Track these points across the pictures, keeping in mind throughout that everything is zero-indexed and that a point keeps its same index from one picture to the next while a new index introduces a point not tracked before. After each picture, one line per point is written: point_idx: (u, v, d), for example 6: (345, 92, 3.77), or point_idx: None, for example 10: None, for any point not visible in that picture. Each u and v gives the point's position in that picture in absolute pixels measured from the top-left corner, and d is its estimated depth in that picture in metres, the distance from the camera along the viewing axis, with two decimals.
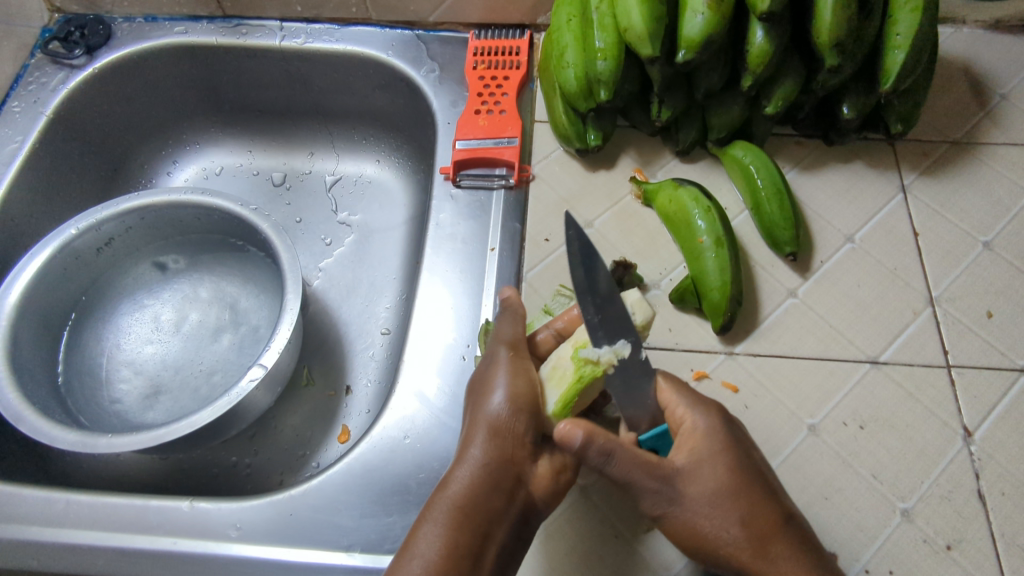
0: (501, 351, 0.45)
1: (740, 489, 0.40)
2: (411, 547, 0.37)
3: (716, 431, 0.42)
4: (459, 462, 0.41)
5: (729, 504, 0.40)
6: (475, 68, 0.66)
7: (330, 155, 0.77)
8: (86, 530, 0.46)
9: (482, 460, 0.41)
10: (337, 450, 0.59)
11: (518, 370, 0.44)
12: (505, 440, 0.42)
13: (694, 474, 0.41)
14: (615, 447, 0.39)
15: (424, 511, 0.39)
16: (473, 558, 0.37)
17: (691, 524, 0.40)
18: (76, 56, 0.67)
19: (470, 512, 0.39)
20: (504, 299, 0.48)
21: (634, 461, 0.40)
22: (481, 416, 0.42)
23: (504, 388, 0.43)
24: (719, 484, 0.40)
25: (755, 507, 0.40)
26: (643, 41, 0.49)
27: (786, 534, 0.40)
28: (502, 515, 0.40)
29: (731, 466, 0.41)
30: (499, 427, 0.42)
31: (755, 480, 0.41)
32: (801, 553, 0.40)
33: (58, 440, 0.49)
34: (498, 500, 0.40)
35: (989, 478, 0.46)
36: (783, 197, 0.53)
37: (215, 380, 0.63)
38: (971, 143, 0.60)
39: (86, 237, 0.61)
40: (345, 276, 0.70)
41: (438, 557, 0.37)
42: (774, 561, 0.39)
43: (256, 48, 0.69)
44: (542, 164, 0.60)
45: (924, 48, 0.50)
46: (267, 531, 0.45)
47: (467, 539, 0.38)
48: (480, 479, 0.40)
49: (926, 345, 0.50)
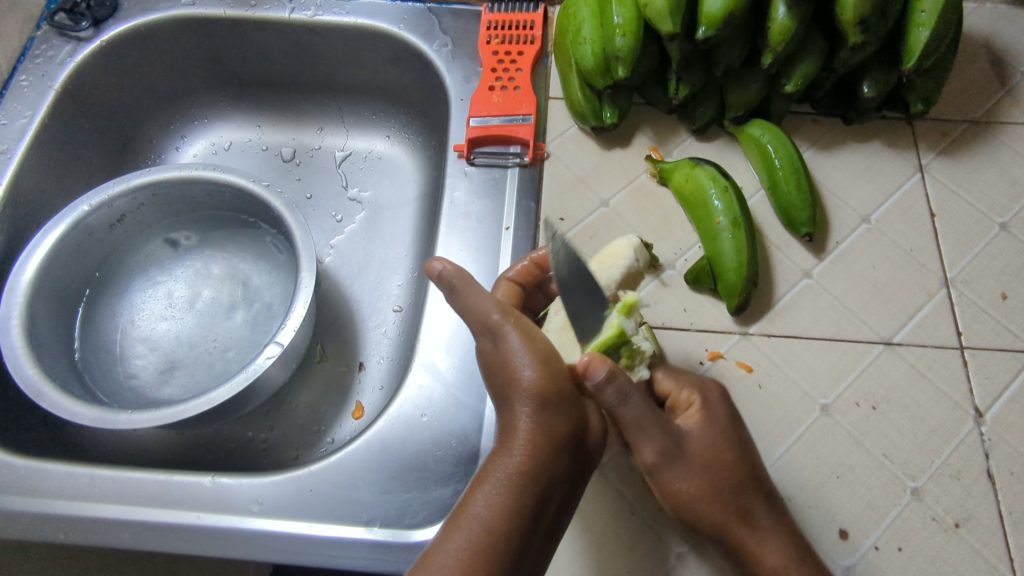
0: (495, 318, 0.42)
1: (736, 462, 0.42)
2: (468, 508, 0.38)
3: (716, 409, 0.44)
4: (507, 430, 0.41)
5: (723, 474, 0.42)
6: (488, 43, 0.65)
7: (339, 131, 0.76)
8: (111, 503, 0.47)
9: (536, 424, 0.40)
10: (351, 426, 0.60)
11: (539, 338, 0.43)
12: (550, 402, 0.41)
13: (695, 441, 0.43)
14: (632, 390, 0.40)
15: (478, 477, 0.39)
16: (535, 517, 0.38)
17: (683, 485, 0.42)
18: (82, 28, 0.65)
19: (526, 474, 0.38)
20: (440, 273, 0.44)
21: (644, 410, 0.41)
22: (518, 384, 0.41)
23: (535, 358, 0.41)
24: (718, 455, 0.42)
25: (747, 480, 0.42)
26: (663, 16, 0.48)
27: (771, 508, 0.42)
28: (559, 473, 0.39)
29: (729, 441, 0.43)
30: (542, 390, 0.41)
31: (748, 458, 0.43)
32: (783, 526, 0.42)
33: (78, 416, 0.50)
34: (555, 461, 0.39)
35: (998, 458, 0.46)
36: (800, 176, 0.53)
37: (229, 357, 0.63)
38: (990, 123, 0.59)
39: (98, 214, 0.60)
40: (356, 253, 0.70)
41: (500, 518, 0.37)
42: (757, 529, 0.41)
43: (265, 21, 0.68)
44: (557, 142, 0.60)
45: (949, 25, 0.49)
46: (290, 506, 0.46)
47: (526, 501, 0.38)
48: (533, 443, 0.39)
49: (939, 326, 0.51)
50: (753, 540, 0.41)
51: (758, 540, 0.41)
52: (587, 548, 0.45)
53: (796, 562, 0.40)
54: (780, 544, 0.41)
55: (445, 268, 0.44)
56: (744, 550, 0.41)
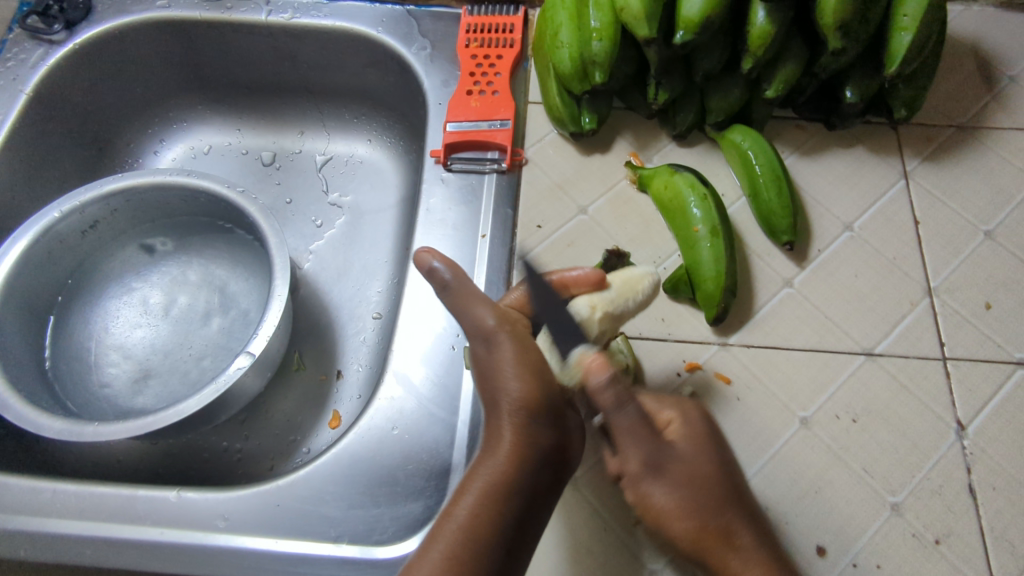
0: (492, 326, 0.41)
1: (721, 482, 0.40)
2: (451, 517, 0.37)
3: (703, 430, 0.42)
4: (488, 438, 0.40)
5: (703, 491, 0.39)
6: (467, 46, 0.64)
7: (320, 134, 0.75)
8: (74, 519, 0.46)
9: (518, 437, 0.39)
10: (327, 436, 0.59)
11: (529, 348, 0.41)
12: (538, 413, 0.40)
13: (676, 455, 0.40)
14: (630, 400, 0.38)
15: (462, 485, 0.39)
16: (515, 530, 0.37)
17: (663, 500, 0.39)
18: (55, 31, 0.65)
19: (506, 488, 0.38)
20: (431, 267, 0.43)
21: (639, 419, 0.38)
22: (503, 394, 0.40)
23: (523, 367, 0.40)
24: (702, 471, 0.40)
25: (731, 501, 0.39)
26: (640, 21, 0.47)
27: (755, 534, 0.39)
28: (538, 489, 0.39)
29: (712, 459, 0.40)
30: (531, 401, 0.40)
31: (731, 480, 0.40)
32: (768, 552, 0.39)
33: (44, 428, 0.49)
34: (538, 474, 0.39)
35: (980, 473, 0.45)
36: (781, 183, 0.52)
37: (205, 365, 0.62)
38: (977, 128, 0.58)
39: (69, 220, 0.59)
40: (336, 258, 0.69)
41: (480, 529, 0.36)
42: (741, 554, 0.38)
43: (241, 23, 0.67)
44: (535, 148, 0.59)
45: (932, 29, 0.48)
46: (256, 521, 0.45)
47: (509, 512, 0.37)
48: (516, 455, 0.38)
49: (922, 337, 0.50)
50: (737, 564, 0.38)
51: (744, 565, 0.38)
52: (558, 565, 0.44)
53: None
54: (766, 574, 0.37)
55: (445, 270, 0.43)
56: (724, 574, 0.38)
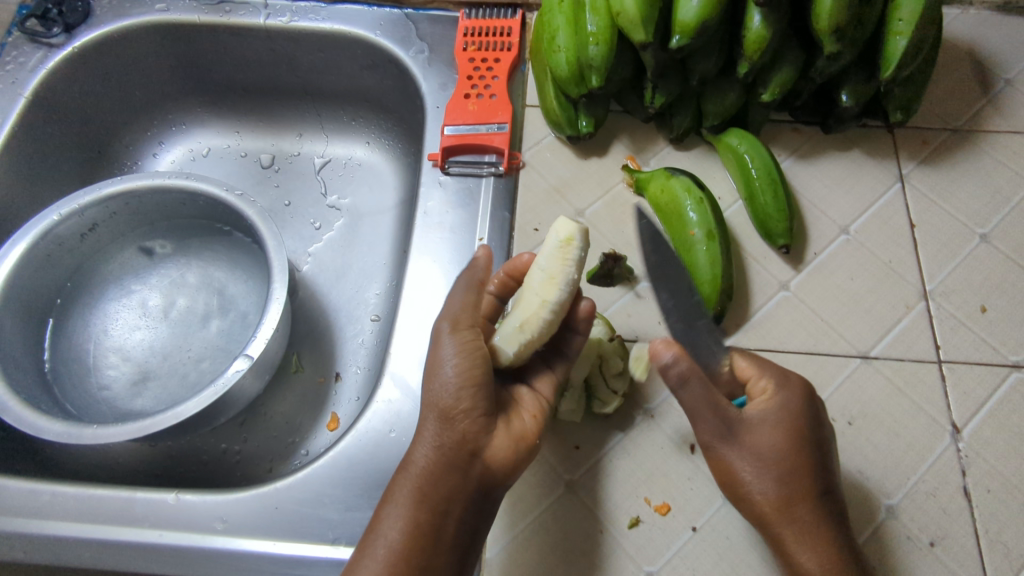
0: (441, 326, 0.42)
1: (792, 456, 0.41)
2: (376, 527, 0.39)
3: (792, 403, 0.42)
4: (418, 439, 0.41)
5: (773, 462, 0.41)
6: (464, 49, 0.64)
7: (319, 137, 0.75)
8: (74, 521, 0.46)
9: (437, 444, 0.40)
10: (325, 438, 0.59)
11: (468, 347, 0.41)
12: (455, 419, 0.40)
13: (752, 427, 0.42)
14: (694, 378, 0.41)
15: (389, 491, 0.41)
16: (431, 536, 0.39)
17: (731, 464, 0.42)
18: (55, 35, 0.65)
19: (424, 496, 0.39)
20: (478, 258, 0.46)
21: (705, 394, 0.41)
22: (431, 398, 0.41)
23: (443, 374, 0.40)
24: (776, 445, 0.41)
25: (801, 475, 0.41)
26: (636, 25, 0.47)
27: (819, 506, 0.41)
28: (457, 495, 0.40)
29: (793, 432, 0.41)
30: (448, 408, 0.40)
31: (808, 454, 0.41)
32: (828, 526, 0.40)
33: (44, 431, 0.49)
34: (453, 480, 0.40)
35: (975, 475, 0.45)
36: (777, 187, 0.52)
37: (204, 367, 0.63)
38: (973, 131, 0.58)
39: (68, 223, 0.59)
40: (334, 261, 0.69)
41: (399, 536, 0.38)
42: (796, 526, 0.40)
43: (240, 27, 0.67)
44: (533, 151, 0.59)
45: (927, 34, 0.48)
46: (254, 524, 0.46)
47: (427, 519, 0.39)
48: (430, 462, 0.40)
49: (918, 340, 0.50)
50: (791, 533, 0.40)
51: (797, 536, 0.40)
52: (554, 566, 0.44)
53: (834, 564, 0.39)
54: (817, 546, 0.40)
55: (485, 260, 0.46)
56: (779, 541, 0.41)
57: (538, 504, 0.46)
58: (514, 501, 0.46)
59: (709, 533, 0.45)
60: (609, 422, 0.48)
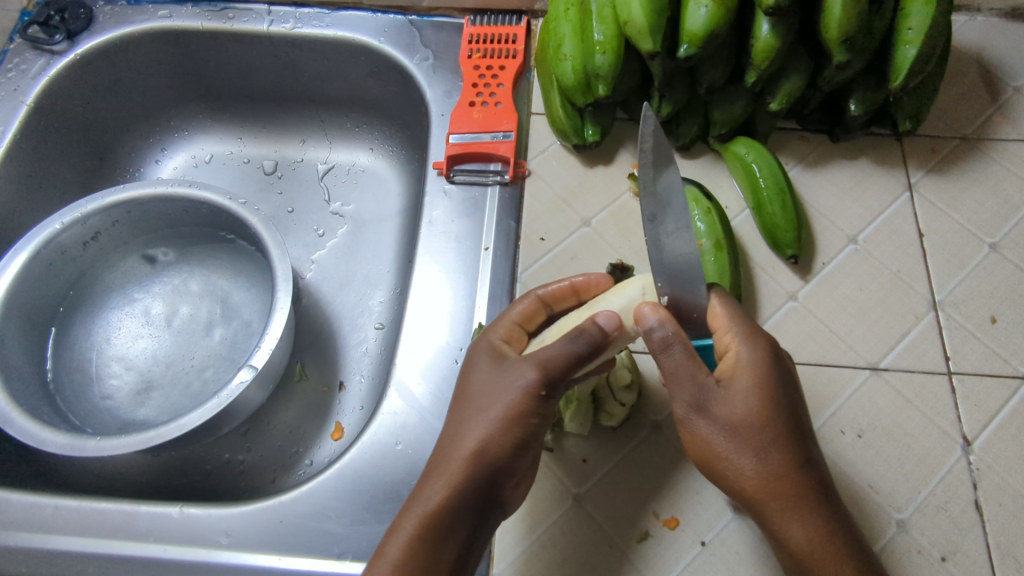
0: (527, 372, 0.40)
1: (767, 426, 0.39)
2: (385, 556, 0.38)
3: (760, 366, 0.40)
4: (439, 472, 0.40)
5: (750, 433, 0.39)
6: (469, 57, 0.64)
7: (322, 143, 0.75)
8: (77, 536, 0.46)
9: (471, 482, 0.39)
10: (330, 448, 0.59)
11: (531, 410, 0.40)
12: (497, 463, 0.40)
13: (725, 397, 0.40)
14: (676, 343, 0.39)
15: (401, 519, 0.39)
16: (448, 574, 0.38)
17: (706, 438, 0.40)
18: (56, 42, 0.64)
19: (447, 532, 0.38)
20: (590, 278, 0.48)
21: (684, 359, 0.39)
22: (477, 438, 0.40)
23: (502, 420, 0.40)
24: (749, 413, 0.39)
25: (778, 443, 0.39)
26: (643, 34, 0.46)
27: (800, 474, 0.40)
28: (477, 535, 0.39)
29: (765, 401, 0.40)
30: (495, 451, 0.40)
31: (782, 421, 0.40)
32: (813, 498, 0.40)
33: (47, 443, 0.49)
34: (477, 520, 0.39)
35: (986, 488, 0.45)
36: (785, 199, 0.52)
37: (207, 376, 0.62)
38: (981, 139, 0.58)
39: (71, 232, 0.59)
40: (338, 268, 0.68)
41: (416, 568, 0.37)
42: (779, 500, 0.39)
43: (243, 33, 0.67)
44: (539, 159, 0.59)
45: (937, 43, 0.48)
46: (259, 538, 0.45)
47: (446, 555, 0.38)
48: (462, 500, 0.39)
49: (927, 351, 0.49)
50: (774, 508, 0.39)
51: (781, 510, 0.39)
52: None
53: (823, 534, 0.39)
54: (802, 520, 0.39)
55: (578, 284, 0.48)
56: (766, 515, 0.40)
57: (546, 518, 0.45)
58: (522, 516, 0.45)
59: (719, 547, 0.44)
60: (617, 435, 0.48)
